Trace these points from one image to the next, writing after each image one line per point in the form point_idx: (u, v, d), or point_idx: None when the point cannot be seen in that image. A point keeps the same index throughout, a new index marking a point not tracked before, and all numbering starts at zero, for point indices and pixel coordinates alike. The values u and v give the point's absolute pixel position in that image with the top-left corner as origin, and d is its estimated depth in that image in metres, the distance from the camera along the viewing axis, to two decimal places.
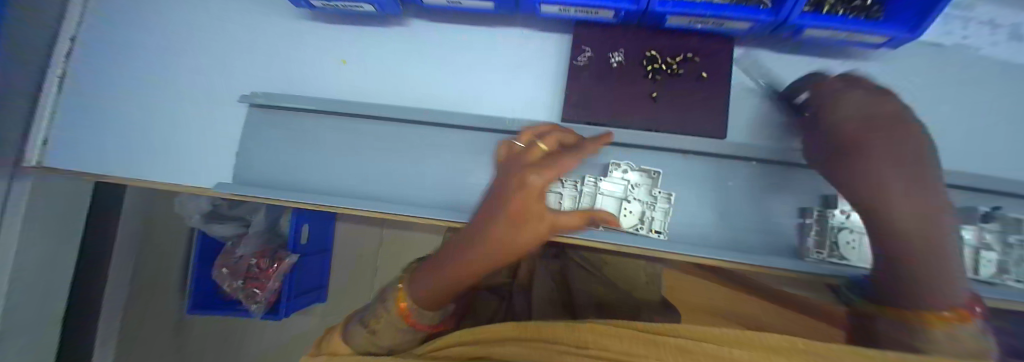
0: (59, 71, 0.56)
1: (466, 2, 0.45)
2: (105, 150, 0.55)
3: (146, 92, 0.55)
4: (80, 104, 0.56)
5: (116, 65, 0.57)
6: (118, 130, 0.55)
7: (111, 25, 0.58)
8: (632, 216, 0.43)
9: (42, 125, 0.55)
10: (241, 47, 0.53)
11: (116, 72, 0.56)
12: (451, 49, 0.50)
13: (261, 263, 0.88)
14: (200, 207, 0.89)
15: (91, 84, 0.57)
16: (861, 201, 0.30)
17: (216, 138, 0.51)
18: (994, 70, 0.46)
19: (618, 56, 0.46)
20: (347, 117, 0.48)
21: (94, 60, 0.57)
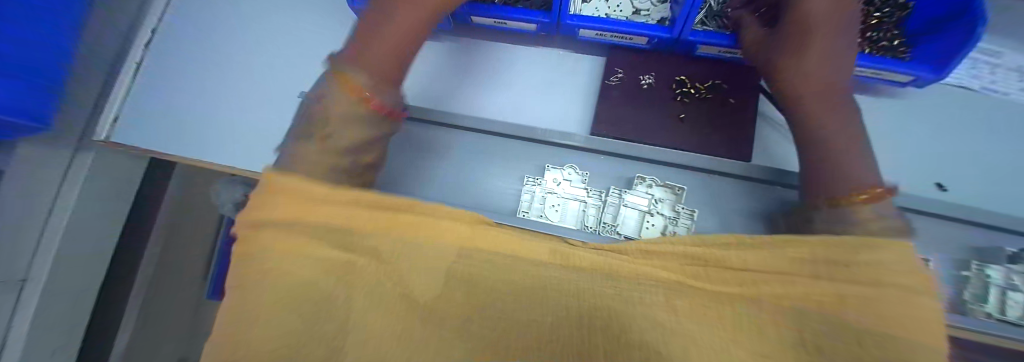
0: (136, 61, 0.64)
1: (511, 23, 0.50)
2: (170, 131, 0.61)
3: (214, 83, 0.62)
4: (154, 90, 0.63)
5: (183, 58, 0.64)
6: (186, 114, 0.61)
7: (182, 25, 0.66)
8: (653, 230, 0.45)
9: (114, 105, 0.62)
10: (305, 50, 0.60)
11: (186, 64, 0.64)
12: (494, 62, 0.55)
13: None
14: (233, 197, 0.93)
15: (161, 74, 0.64)
16: (821, 148, 0.33)
17: (272, 127, 0.57)
18: (1022, 115, 0.47)
19: (648, 78, 0.50)
20: None
21: (165, 53, 0.65)
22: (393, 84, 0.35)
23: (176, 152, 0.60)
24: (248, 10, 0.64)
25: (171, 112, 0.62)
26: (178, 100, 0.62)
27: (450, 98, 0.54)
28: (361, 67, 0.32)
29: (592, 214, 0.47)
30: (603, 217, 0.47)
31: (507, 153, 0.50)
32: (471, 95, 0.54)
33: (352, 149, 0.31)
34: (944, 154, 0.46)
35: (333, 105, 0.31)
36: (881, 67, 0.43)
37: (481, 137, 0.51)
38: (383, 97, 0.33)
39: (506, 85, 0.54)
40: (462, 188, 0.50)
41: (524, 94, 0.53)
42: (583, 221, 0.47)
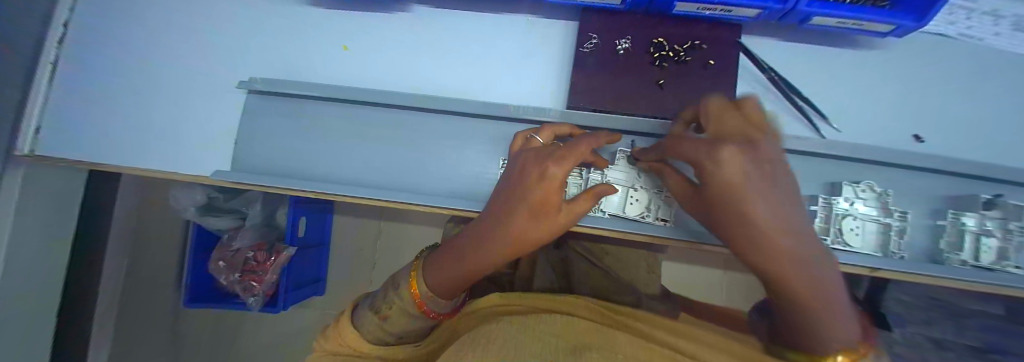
0: (51, 60, 0.54)
1: None
2: (96, 139, 0.53)
3: (140, 78, 0.53)
4: (76, 93, 0.54)
5: (103, 52, 0.54)
6: (115, 118, 0.53)
7: (97, 9, 0.55)
8: (637, 205, 0.43)
9: (34, 114, 0.52)
10: (239, 32, 0.52)
11: (107, 60, 0.54)
12: (454, 37, 0.49)
13: (258, 256, 0.92)
14: (196, 201, 0.91)
15: (86, 72, 0.54)
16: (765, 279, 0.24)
17: (214, 126, 0.50)
18: (999, 60, 0.46)
19: (624, 43, 0.46)
20: (351, 105, 0.47)
21: (91, 48, 0.54)
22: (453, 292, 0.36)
23: (114, 163, 0.52)
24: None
25: (96, 116, 0.53)
26: (105, 102, 0.53)
27: (410, 79, 0.49)
28: (432, 279, 0.35)
29: (573, 193, 0.45)
30: None
31: (477, 135, 0.46)
32: (432, 74, 0.49)
33: (393, 330, 0.36)
34: (922, 105, 0.45)
35: (399, 294, 0.36)
36: (862, 18, 0.39)
37: (449, 120, 0.46)
38: (433, 303, 0.35)
39: (472, 62, 0.49)
40: (434, 175, 0.47)
41: (491, 70, 0.48)
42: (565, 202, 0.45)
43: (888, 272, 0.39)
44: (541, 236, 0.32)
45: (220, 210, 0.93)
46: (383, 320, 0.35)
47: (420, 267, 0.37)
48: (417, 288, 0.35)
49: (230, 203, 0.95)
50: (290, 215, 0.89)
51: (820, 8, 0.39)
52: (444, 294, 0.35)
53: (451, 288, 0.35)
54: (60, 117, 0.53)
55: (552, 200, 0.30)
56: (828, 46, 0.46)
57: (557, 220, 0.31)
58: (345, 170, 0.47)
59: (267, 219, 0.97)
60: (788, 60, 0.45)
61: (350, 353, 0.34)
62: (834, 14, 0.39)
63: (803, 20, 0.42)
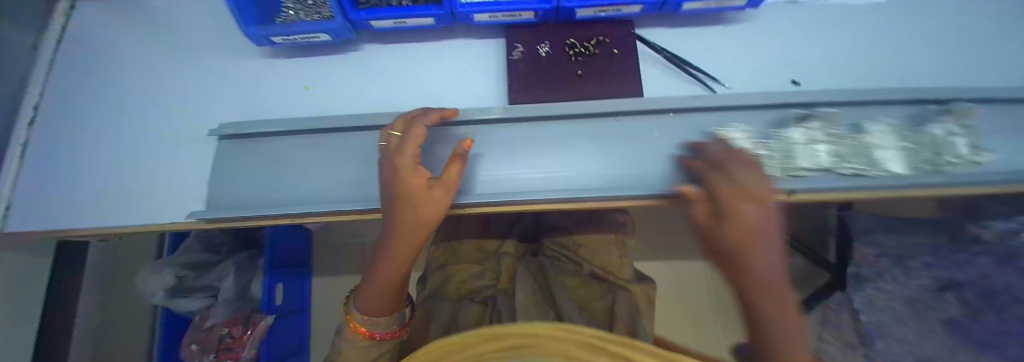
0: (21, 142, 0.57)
1: (409, 21, 0.53)
2: (61, 207, 0.55)
3: (109, 145, 0.58)
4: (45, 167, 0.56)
5: (73, 126, 0.59)
6: (79, 181, 0.56)
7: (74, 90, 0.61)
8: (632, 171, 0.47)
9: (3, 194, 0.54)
10: (209, 91, 0.58)
11: (73, 137, 0.58)
12: (403, 64, 0.57)
13: (233, 331, 0.93)
14: (162, 282, 0.93)
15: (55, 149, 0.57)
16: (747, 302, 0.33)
17: (185, 175, 0.54)
18: (842, 13, 0.57)
19: (545, 48, 0.55)
20: (314, 133, 0.52)
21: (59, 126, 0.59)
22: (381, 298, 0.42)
23: (78, 225, 0.54)
24: (139, 70, 0.63)
25: (60, 185, 0.55)
26: (72, 171, 0.56)
27: (368, 104, 0.55)
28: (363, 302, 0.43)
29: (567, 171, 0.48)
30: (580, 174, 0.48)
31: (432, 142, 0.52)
32: (387, 98, 0.55)
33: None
34: (793, 57, 0.55)
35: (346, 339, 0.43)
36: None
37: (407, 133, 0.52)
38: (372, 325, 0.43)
39: (421, 82, 0.56)
40: None
41: (438, 87, 0.55)
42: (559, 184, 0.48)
43: (801, 193, 0.42)
44: (428, 213, 0.38)
45: (191, 288, 0.96)
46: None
47: (354, 301, 0.44)
48: (353, 320, 0.43)
49: (201, 280, 0.98)
50: (264, 282, 0.96)
51: None
52: (377, 312, 0.43)
53: (380, 301, 0.42)
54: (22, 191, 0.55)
55: (412, 180, 0.38)
56: (707, 25, 0.56)
57: (432, 192, 0.38)
58: (314, 194, 0.50)
59: (243, 292, 1.00)
60: (679, 40, 0.55)
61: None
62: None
63: (677, 7, 0.52)
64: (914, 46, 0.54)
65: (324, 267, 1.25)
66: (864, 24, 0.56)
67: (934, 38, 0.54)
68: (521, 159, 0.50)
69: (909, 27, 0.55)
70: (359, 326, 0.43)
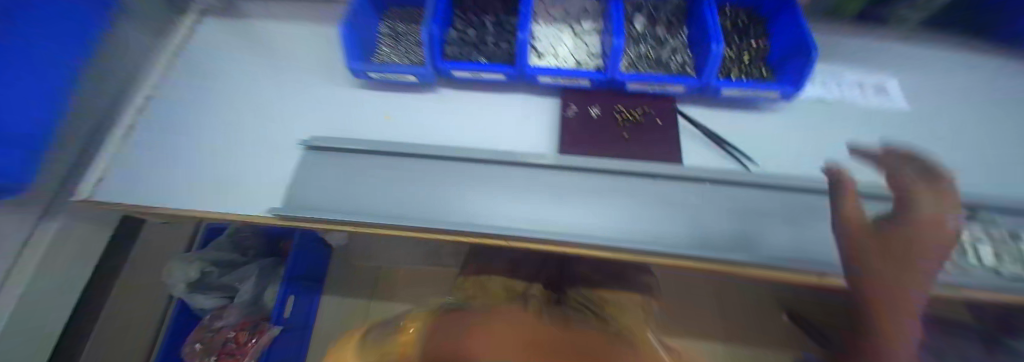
0: (126, 126, 0.72)
1: (484, 75, 0.63)
2: (151, 185, 0.63)
3: (200, 138, 0.68)
4: (143, 150, 0.68)
5: (173, 120, 0.72)
6: (174, 166, 0.65)
7: (180, 93, 0.75)
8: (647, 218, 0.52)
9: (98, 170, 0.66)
10: (300, 107, 0.68)
11: (171, 130, 0.70)
12: (470, 108, 0.66)
13: (239, 336, 1.01)
14: (187, 276, 1.02)
15: (153, 135, 0.70)
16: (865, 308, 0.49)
17: (265, 175, 0.62)
18: (869, 114, 0.63)
19: (595, 110, 0.60)
20: (388, 154, 0.60)
21: (160, 118, 0.72)
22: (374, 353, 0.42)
23: (162, 203, 0.61)
24: (246, 80, 0.73)
25: (155, 168, 0.66)
26: (170, 158, 0.66)
27: (437, 137, 0.63)
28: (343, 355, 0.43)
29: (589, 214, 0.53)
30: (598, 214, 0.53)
31: (490, 178, 0.56)
32: (452, 134, 0.63)
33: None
34: (825, 147, 0.59)
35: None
36: (756, 88, 0.57)
37: (469, 165, 0.58)
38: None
39: (483, 125, 0.64)
40: (447, 209, 0.54)
41: (496, 131, 0.63)
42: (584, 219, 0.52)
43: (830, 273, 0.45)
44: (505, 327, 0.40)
45: (212, 285, 1.06)
46: None
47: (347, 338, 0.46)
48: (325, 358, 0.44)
49: (223, 279, 1.08)
50: (281, 291, 1.03)
51: (724, 83, 0.57)
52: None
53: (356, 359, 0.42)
54: (117, 173, 0.66)
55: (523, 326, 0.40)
56: (741, 110, 0.64)
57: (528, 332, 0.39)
58: (374, 207, 0.55)
59: (254, 299, 1.10)
60: (716, 120, 0.62)
61: None
62: (736, 85, 0.57)
63: (717, 91, 0.59)
64: (940, 150, 0.59)
65: (338, 283, 1.27)
66: (890, 127, 0.62)
67: (960, 148, 0.59)
68: (568, 204, 0.54)
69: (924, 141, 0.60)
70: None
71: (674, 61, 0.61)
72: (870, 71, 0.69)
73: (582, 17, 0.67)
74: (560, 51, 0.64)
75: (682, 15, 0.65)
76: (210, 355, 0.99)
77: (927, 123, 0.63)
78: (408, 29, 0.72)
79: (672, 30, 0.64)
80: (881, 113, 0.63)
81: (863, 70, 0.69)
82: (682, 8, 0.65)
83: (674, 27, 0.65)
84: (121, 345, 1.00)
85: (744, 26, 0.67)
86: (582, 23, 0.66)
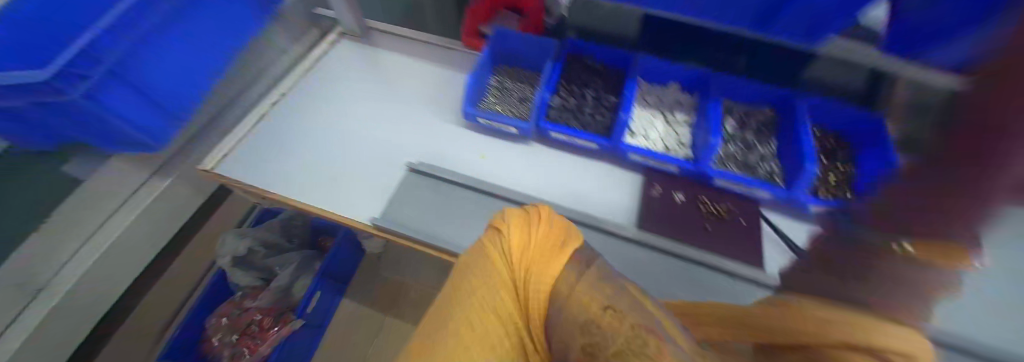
0: (262, 112, 0.82)
1: (578, 141, 0.70)
2: (269, 171, 0.73)
3: (317, 137, 0.77)
4: (268, 137, 0.78)
5: (302, 117, 0.81)
6: (291, 158, 0.74)
7: (312, 94, 0.86)
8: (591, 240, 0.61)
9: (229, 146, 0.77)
10: (408, 132, 0.77)
11: (295, 124, 0.80)
12: (559, 166, 0.71)
13: (263, 320, 1.11)
14: (234, 251, 1.09)
15: (281, 125, 0.80)
16: None
17: (368, 185, 0.69)
18: None
19: (680, 196, 0.64)
20: (483, 193, 0.67)
21: (287, 111, 0.82)
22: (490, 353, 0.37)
23: (275, 190, 0.69)
24: (364, 96, 0.84)
25: (272, 155, 0.75)
26: (286, 149, 0.76)
27: (526, 186, 0.69)
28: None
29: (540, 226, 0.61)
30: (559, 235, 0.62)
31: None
32: (539, 187, 0.68)
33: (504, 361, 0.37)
34: None
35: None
36: None
37: (552, 220, 0.63)
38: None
39: (568, 184, 0.68)
40: None
41: (580, 193, 0.67)
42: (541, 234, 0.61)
43: None
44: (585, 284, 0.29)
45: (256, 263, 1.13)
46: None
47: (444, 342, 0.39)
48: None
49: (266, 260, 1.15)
50: (311, 287, 1.07)
51: (812, 200, 0.59)
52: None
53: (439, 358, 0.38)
54: (242, 152, 0.76)
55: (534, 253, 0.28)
56: None
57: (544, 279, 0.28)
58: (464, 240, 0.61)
59: (286, 287, 1.14)
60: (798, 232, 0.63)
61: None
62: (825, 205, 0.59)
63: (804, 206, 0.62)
64: None
65: (362, 290, 1.29)
66: None
67: None
68: (641, 279, 0.56)
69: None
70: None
71: (762, 168, 0.66)
72: None
73: (675, 108, 0.73)
74: (652, 135, 0.70)
75: (773, 126, 0.71)
76: (233, 332, 1.08)
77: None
78: (514, 85, 0.82)
79: (761, 138, 0.69)
80: None
81: None
82: (771, 120, 0.71)
83: (764, 136, 0.70)
84: (166, 298, 1.09)
85: (832, 149, 0.71)
86: (675, 113, 0.72)
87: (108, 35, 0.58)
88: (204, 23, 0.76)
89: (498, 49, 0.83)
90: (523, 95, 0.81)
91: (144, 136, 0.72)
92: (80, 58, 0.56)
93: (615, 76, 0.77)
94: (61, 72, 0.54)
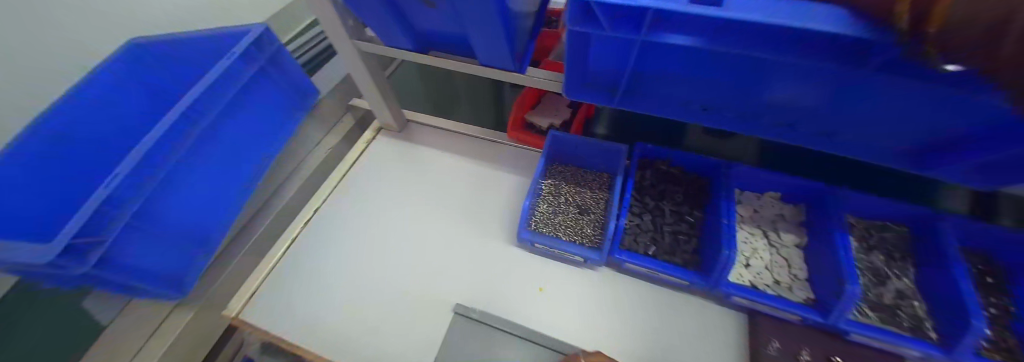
0: (297, 231, 0.73)
1: (663, 275, 0.58)
2: (301, 312, 0.64)
3: (354, 264, 0.68)
4: (299, 263, 0.69)
5: (334, 233, 0.73)
6: (326, 294, 0.65)
7: (352, 202, 0.77)
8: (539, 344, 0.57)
9: (261, 275, 0.68)
10: (456, 256, 0.68)
11: (331, 243, 0.71)
12: (639, 303, 0.60)
13: None
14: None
15: (315, 246, 0.71)
16: None
17: (416, 335, 0.59)
18: None
19: (806, 355, 0.51)
20: (553, 350, 0.56)
21: (323, 227, 0.73)
22: None
23: (308, 340, 0.60)
24: (405, 207, 0.75)
25: (306, 288, 0.66)
26: (320, 278, 0.67)
27: (603, 333, 0.57)
28: None
29: (489, 336, 0.58)
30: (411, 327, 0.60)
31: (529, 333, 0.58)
32: (618, 334, 0.57)
33: None
34: None
35: None
36: None
37: None
38: None
39: (655, 331, 0.57)
40: None
41: (668, 341, 0.55)
42: (492, 340, 0.58)
43: None
44: None
45: None
46: None
47: None
48: None
49: None
50: None
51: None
52: None
53: None
54: (273, 284, 0.67)
55: None
56: None
57: None
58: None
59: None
60: None
61: None
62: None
63: None
64: None
65: None
66: None
67: None
68: None
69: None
70: None
71: (904, 310, 0.54)
72: None
73: (778, 224, 0.62)
74: (754, 262, 0.59)
75: (908, 248, 0.59)
76: None
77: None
78: (573, 191, 0.73)
79: (894, 266, 0.58)
80: None
81: None
82: (903, 240, 0.59)
83: (897, 263, 0.58)
84: None
85: (981, 273, 0.60)
86: (780, 233, 0.61)
87: (129, 181, 0.56)
88: (232, 138, 0.74)
89: (554, 149, 0.74)
90: (581, 202, 0.71)
91: (161, 285, 0.62)
92: (99, 217, 0.51)
93: (699, 183, 0.67)
94: (71, 245, 0.48)
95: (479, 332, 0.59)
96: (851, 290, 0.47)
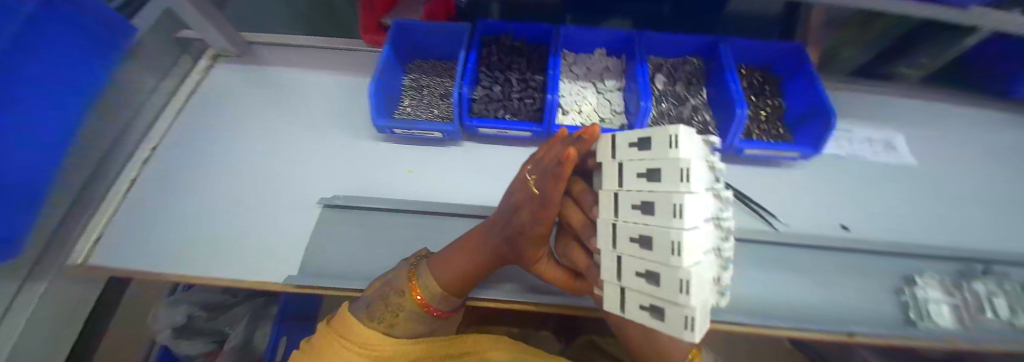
0: (130, 177, 0.69)
1: (510, 132, 0.65)
2: (149, 243, 0.60)
3: (211, 190, 0.65)
4: (146, 202, 0.66)
5: (190, 167, 0.69)
6: (175, 223, 0.62)
7: (205, 133, 0.73)
8: (403, 212, 0.60)
9: (103, 220, 0.64)
10: (321, 159, 0.68)
11: (190, 175, 0.68)
12: (497, 160, 0.68)
13: None
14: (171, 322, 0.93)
15: (162, 186, 0.67)
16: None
17: (280, 233, 0.60)
18: (872, 166, 0.70)
19: None
20: (418, 214, 0.59)
21: (171, 164, 0.70)
22: (453, 282, 0.42)
23: (156, 267, 0.57)
24: (260, 129, 0.72)
25: (158, 221, 0.62)
26: (174, 211, 0.63)
27: (465, 190, 0.64)
28: (441, 267, 0.42)
29: (353, 216, 0.59)
30: (280, 227, 0.60)
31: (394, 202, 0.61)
32: (477, 188, 0.64)
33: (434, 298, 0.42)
34: (844, 202, 0.64)
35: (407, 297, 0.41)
36: (780, 148, 0.63)
37: None
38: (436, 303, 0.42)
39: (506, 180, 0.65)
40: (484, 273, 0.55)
41: None
42: (362, 218, 0.59)
43: (862, 337, 0.48)
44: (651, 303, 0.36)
45: (198, 330, 0.95)
46: (435, 282, 0.41)
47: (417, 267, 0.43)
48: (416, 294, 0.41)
49: (209, 323, 0.97)
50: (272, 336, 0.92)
51: (747, 144, 0.63)
52: (448, 285, 0.42)
53: (453, 279, 0.42)
54: (120, 227, 0.63)
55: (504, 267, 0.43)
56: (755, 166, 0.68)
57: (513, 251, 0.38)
58: (420, 209, 0.59)
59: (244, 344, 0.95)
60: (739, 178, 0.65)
61: (437, 285, 0.41)
62: (757, 145, 0.63)
63: (740, 152, 0.65)
64: (926, 200, 0.66)
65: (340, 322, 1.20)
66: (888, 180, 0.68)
67: (942, 198, 0.66)
68: None
69: (923, 188, 0.67)
70: (427, 298, 0.41)
71: (696, 118, 0.66)
72: (867, 126, 0.78)
73: (604, 75, 0.70)
74: (584, 108, 0.67)
75: (699, 75, 0.71)
76: None
77: (935, 175, 0.70)
78: (431, 82, 0.74)
79: (693, 88, 0.70)
80: (880, 167, 0.70)
81: (870, 127, 0.77)
82: (698, 69, 0.72)
83: (694, 87, 0.70)
84: None
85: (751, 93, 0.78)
86: (605, 81, 0.69)
87: None
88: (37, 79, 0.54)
89: (404, 44, 0.74)
90: (442, 90, 0.73)
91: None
92: None
93: (536, 53, 0.74)
94: None
95: (342, 217, 0.59)
96: (642, 102, 0.56)
